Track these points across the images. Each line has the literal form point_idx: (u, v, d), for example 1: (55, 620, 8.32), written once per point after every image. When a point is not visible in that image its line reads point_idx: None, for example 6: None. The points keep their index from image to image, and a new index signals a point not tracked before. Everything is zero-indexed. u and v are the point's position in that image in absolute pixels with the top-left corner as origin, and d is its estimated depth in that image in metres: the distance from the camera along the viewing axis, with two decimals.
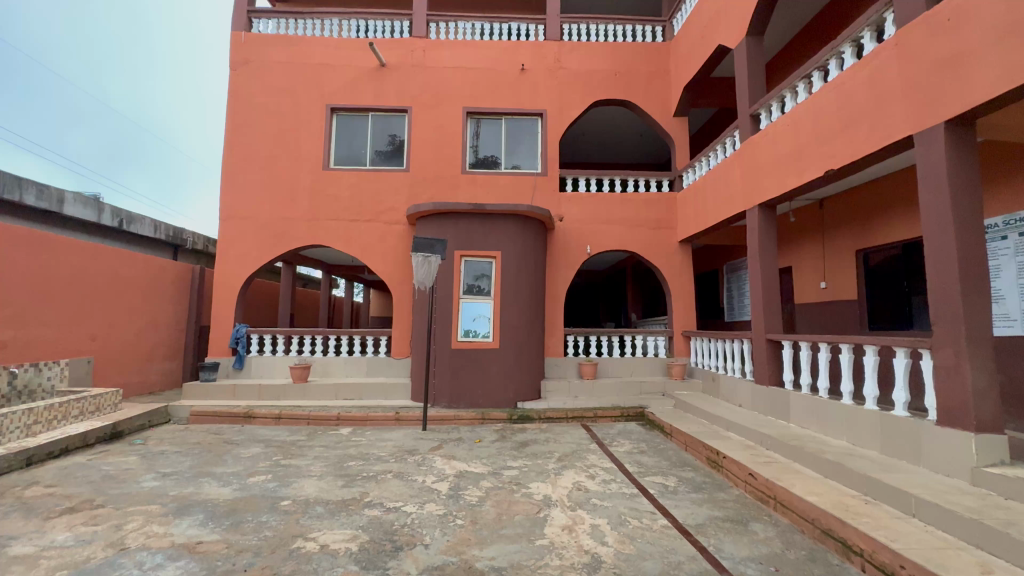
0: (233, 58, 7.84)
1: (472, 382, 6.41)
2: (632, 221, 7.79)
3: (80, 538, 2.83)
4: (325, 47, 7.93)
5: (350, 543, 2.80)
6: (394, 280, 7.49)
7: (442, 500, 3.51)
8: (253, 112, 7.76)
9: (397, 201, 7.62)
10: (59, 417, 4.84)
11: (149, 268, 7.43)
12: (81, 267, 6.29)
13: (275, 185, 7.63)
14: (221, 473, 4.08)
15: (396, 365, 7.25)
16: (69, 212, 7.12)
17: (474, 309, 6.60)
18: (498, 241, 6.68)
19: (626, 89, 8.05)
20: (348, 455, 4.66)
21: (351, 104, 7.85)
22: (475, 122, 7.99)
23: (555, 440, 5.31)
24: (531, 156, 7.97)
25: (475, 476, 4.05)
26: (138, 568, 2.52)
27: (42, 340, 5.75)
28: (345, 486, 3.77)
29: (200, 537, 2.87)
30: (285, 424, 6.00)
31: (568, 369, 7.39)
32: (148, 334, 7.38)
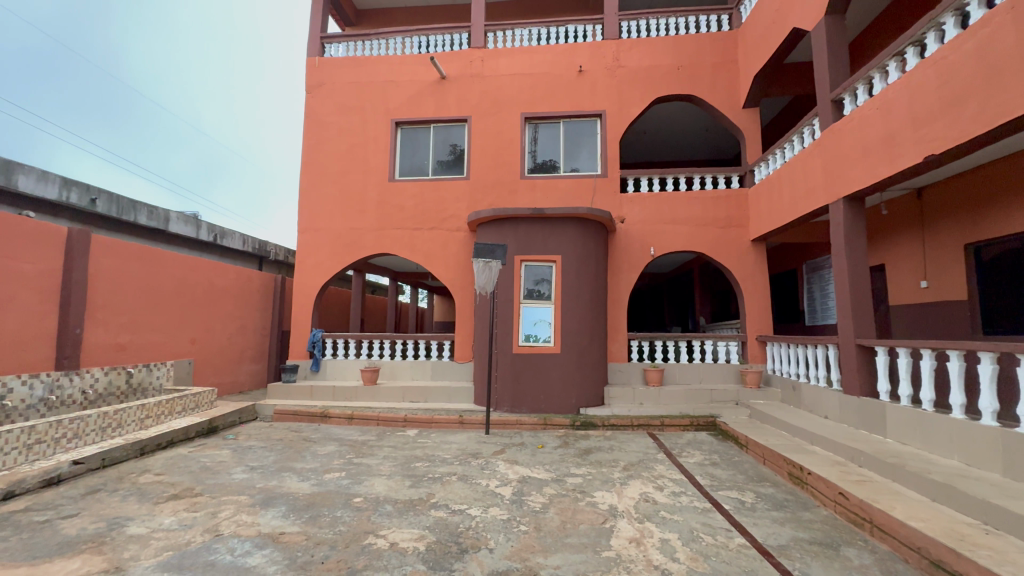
0: (309, 82, 8.45)
1: (534, 387, 6.40)
2: (699, 220, 7.44)
3: (182, 522, 3.13)
4: (390, 65, 8.33)
5: (417, 543, 2.88)
6: (456, 286, 7.67)
7: (506, 505, 3.51)
8: (326, 130, 8.31)
9: (458, 209, 7.81)
10: (166, 412, 5.43)
11: (239, 278, 8.15)
12: (184, 278, 7.03)
13: (347, 198, 8.10)
14: (301, 469, 4.36)
15: (459, 369, 7.40)
16: (173, 229, 7.99)
17: (535, 314, 6.59)
18: (558, 245, 6.63)
19: (690, 83, 7.73)
20: (415, 456, 4.81)
21: (415, 117, 8.17)
22: (533, 127, 8.01)
23: (620, 448, 5.16)
24: (591, 158, 7.86)
25: (538, 482, 4.02)
26: (230, 553, 2.74)
27: (152, 343, 6.48)
28: (412, 486, 3.89)
29: (282, 528, 3.08)
30: (357, 425, 6.31)
31: (633, 374, 7.16)
32: (238, 338, 8.10)
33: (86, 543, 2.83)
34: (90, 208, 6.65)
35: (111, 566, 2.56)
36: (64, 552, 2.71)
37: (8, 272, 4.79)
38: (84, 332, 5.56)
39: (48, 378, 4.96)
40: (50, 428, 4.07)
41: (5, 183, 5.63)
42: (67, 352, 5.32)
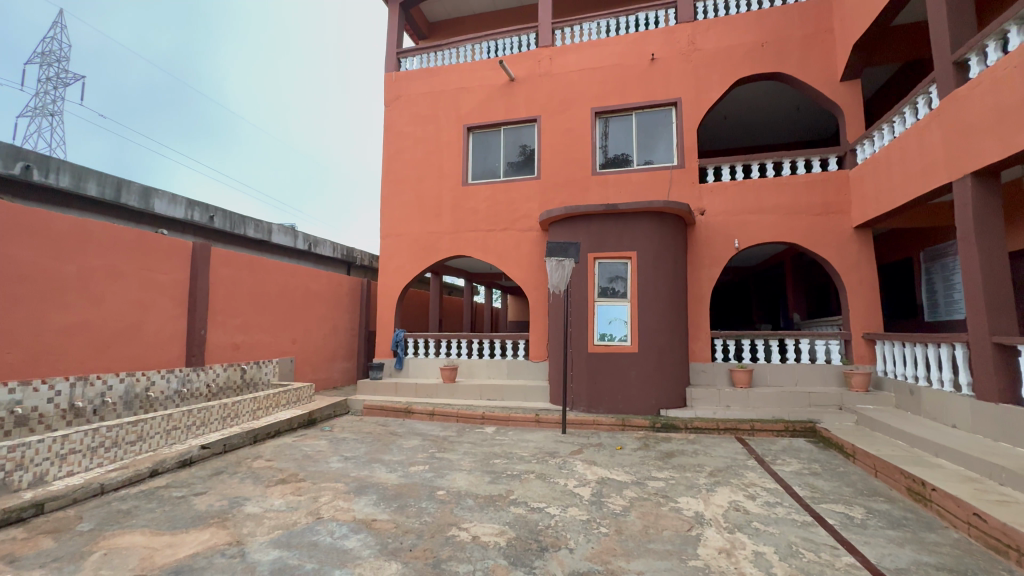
0: (388, 96, 8.97)
1: (611, 387, 6.27)
2: (790, 208, 6.84)
3: (290, 504, 3.47)
4: (461, 73, 8.59)
5: (498, 538, 2.94)
6: (529, 285, 7.72)
7: (585, 505, 3.47)
8: (404, 140, 8.76)
9: (529, 208, 7.86)
10: (273, 405, 6.05)
11: (331, 283, 8.86)
12: (285, 284, 7.78)
13: (424, 204, 8.48)
14: (389, 461, 4.65)
15: (535, 368, 7.45)
16: (275, 240, 8.87)
17: (610, 312, 6.45)
18: (633, 241, 6.44)
19: (776, 60, 7.14)
20: (494, 453, 4.92)
21: (485, 121, 8.35)
22: (604, 121, 7.84)
23: (705, 452, 4.90)
24: (666, 149, 7.54)
25: (618, 484, 3.93)
26: (330, 535, 2.98)
27: (262, 343, 7.25)
28: (492, 482, 3.98)
29: (374, 515, 3.29)
30: (439, 421, 6.58)
31: (718, 375, 6.75)
32: (331, 338, 8.80)
33: (213, 518, 3.23)
34: (209, 225, 7.58)
35: (234, 540, 2.90)
36: (196, 525, 3.11)
37: (149, 282, 5.59)
38: (206, 333, 6.35)
39: (182, 372, 5.82)
40: (183, 417, 4.70)
41: (145, 207, 6.59)
42: (194, 351, 6.12)
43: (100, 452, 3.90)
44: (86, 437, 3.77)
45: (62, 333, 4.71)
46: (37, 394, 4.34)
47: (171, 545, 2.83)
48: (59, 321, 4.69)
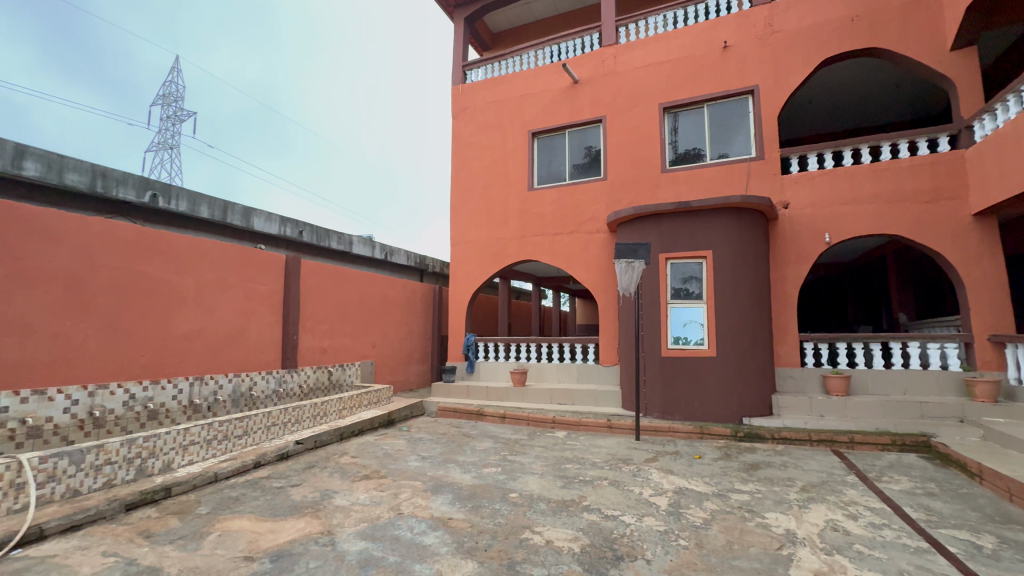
0: (456, 108, 9.29)
1: (688, 394, 5.98)
2: (891, 196, 6.16)
3: (373, 499, 3.69)
4: (524, 80, 8.70)
5: (572, 544, 2.92)
6: (598, 287, 7.61)
7: (662, 515, 3.35)
8: (471, 150, 9.02)
9: (597, 210, 7.76)
10: (356, 405, 6.47)
11: (406, 290, 9.31)
12: (365, 291, 8.30)
13: (491, 210, 8.67)
14: (463, 461, 4.79)
15: (606, 372, 7.31)
16: (355, 251, 9.50)
17: (685, 315, 6.17)
18: (708, 239, 6.12)
19: (869, 34, 6.49)
20: (565, 457, 4.89)
21: (550, 125, 8.37)
22: (673, 116, 7.55)
23: (797, 465, 4.52)
24: (743, 141, 7.10)
25: (697, 495, 3.74)
26: (410, 530, 3.13)
27: (346, 346, 7.79)
28: (564, 487, 3.96)
29: (450, 514, 3.41)
30: (510, 424, 6.66)
31: (809, 381, 6.21)
32: (407, 342, 9.25)
33: (308, 508, 3.52)
34: (299, 239, 8.28)
35: (325, 529, 3.14)
36: (294, 513, 3.40)
37: (251, 292, 6.23)
38: (298, 338, 6.95)
39: (279, 373, 6.41)
40: (281, 414, 5.18)
41: (246, 225, 7.35)
42: (288, 354, 6.72)
43: (214, 444, 4.40)
44: (203, 430, 4.27)
45: (182, 338, 5.38)
46: (165, 391, 5.00)
47: (272, 530, 3.12)
48: (182, 328, 5.38)
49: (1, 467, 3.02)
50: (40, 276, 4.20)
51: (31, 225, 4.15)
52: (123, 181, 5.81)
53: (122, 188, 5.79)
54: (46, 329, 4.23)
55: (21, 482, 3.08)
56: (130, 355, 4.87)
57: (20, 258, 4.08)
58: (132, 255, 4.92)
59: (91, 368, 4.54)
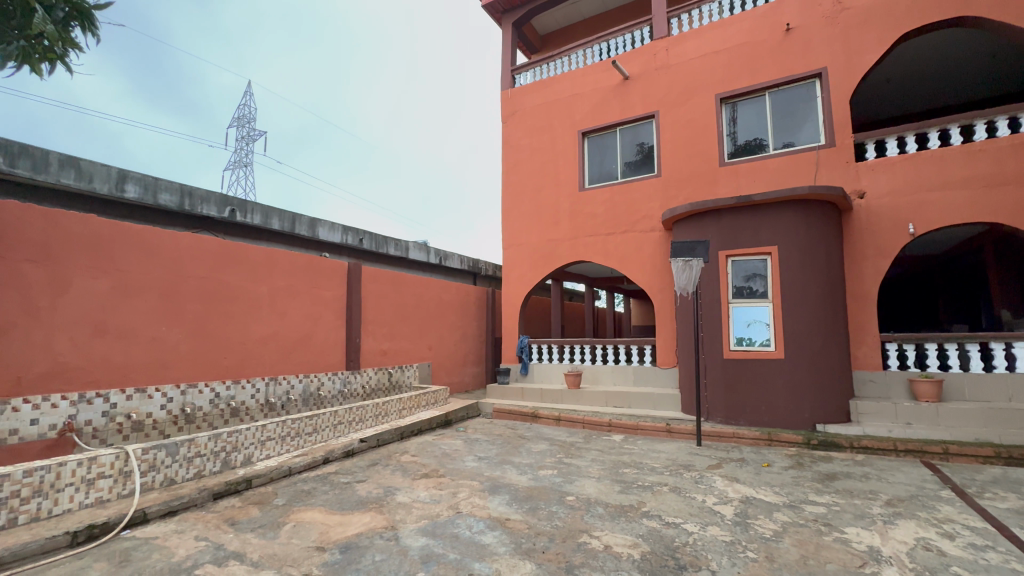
0: (505, 112, 9.39)
1: (753, 398, 5.68)
2: (987, 180, 5.53)
3: (433, 497, 3.80)
4: (574, 80, 8.64)
5: (632, 550, 2.86)
6: (653, 287, 7.41)
7: (728, 525, 3.19)
8: (521, 153, 9.08)
9: (651, 208, 7.56)
10: (415, 406, 6.70)
11: (460, 293, 9.52)
12: (422, 295, 8.57)
13: (542, 212, 8.68)
14: (519, 463, 4.82)
15: (664, 375, 7.09)
16: (412, 256, 9.82)
17: (748, 314, 5.86)
18: (773, 234, 5.78)
19: (956, 2, 5.87)
20: (623, 462, 4.79)
21: (601, 124, 8.26)
22: (732, 106, 7.21)
23: (879, 477, 4.16)
24: (810, 128, 6.65)
25: (766, 505, 3.53)
26: (469, 529, 3.20)
27: (404, 349, 8.09)
28: (622, 491, 3.88)
29: (508, 514, 3.45)
30: (565, 426, 6.62)
31: (893, 386, 5.70)
32: (462, 344, 9.45)
33: (372, 503, 3.69)
34: (359, 246, 8.69)
35: (389, 524, 3.27)
36: (360, 508, 3.58)
37: (317, 298, 6.63)
38: (360, 341, 7.30)
39: (344, 374, 6.81)
40: (347, 413, 5.46)
41: (312, 235, 7.82)
42: (352, 356, 7.07)
43: (288, 440, 4.72)
44: (278, 427, 4.60)
45: (259, 342, 5.81)
46: (244, 390, 5.47)
47: (341, 523, 3.30)
48: (258, 332, 5.82)
49: (112, 457, 3.41)
50: (140, 287, 4.70)
51: (133, 241, 4.65)
52: (207, 199, 6.38)
53: (205, 205, 6.35)
54: (145, 333, 4.73)
55: (128, 470, 3.48)
56: (215, 357, 5.33)
57: (124, 270, 4.58)
58: (215, 265, 5.38)
59: (183, 370, 5.02)
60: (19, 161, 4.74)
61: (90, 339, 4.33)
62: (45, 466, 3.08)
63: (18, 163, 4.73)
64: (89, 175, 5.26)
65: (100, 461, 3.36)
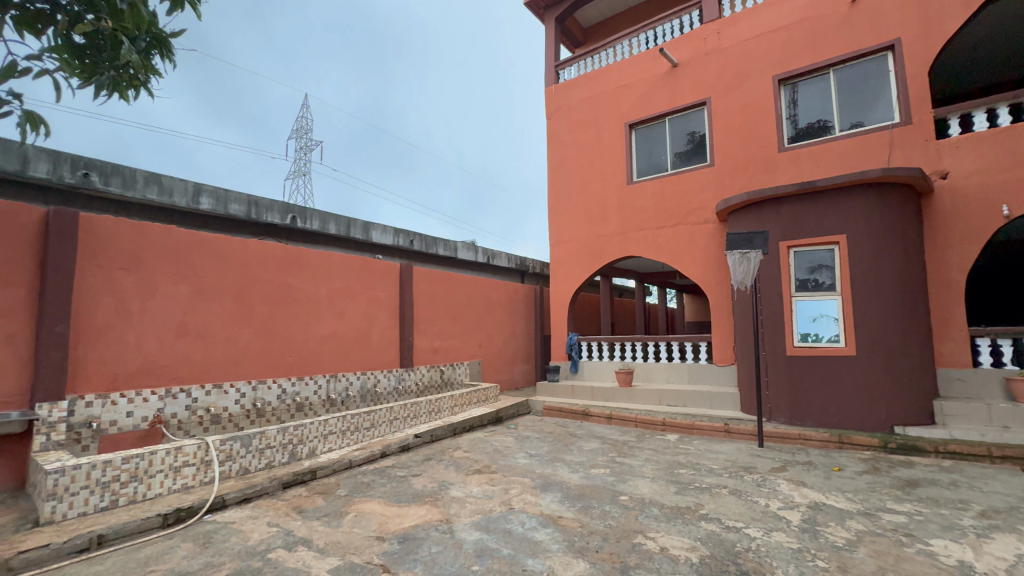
0: (550, 109, 9.35)
1: (821, 397, 5.33)
2: None
3: (486, 493, 3.86)
4: (619, 71, 8.45)
5: (690, 553, 2.77)
6: (708, 282, 7.11)
7: (794, 532, 3.02)
8: (567, 148, 9.01)
9: (703, 199, 7.26)
10: (466, 403, 6.83)
11: (508, 291, 9.59)
12: (471, 293, 8.71)
13: (589, 208, 8.57)
14: (570, 461, 4.79)
15: (721, 373, 6.80)
16: (460, 255, 10.00)
17: (815, 309, 5.49)
18: (840, 222, 5.39)
19: None
20: (678, 462, 4.64)
21: (649, 115, 8.04)
22: (791, 88, 6.78)
23: (971, 486, 3.77)
24: (882, 106, 6.13)
25: (838, 513, 3.30)
26: (522, 525, 3.22)
27: (455, 346, 8.26)
28: (678, 492, 3.76)
29: (560, 512, 3.44)
30: (617, 425, 6.50)
31: (986, 385, 5.15)
32: (510, 342, 9.52)
33: (427, 497, 3.80)
34: (410, 247, 8.95)
35: (444, 517, 3.37)
36: (416, 501, 3.70)
37: (372, 298, 6.90)
38: (413, 340, 7.53)
39: (398, 371, 7.12)
40: (402, 409, 5.66)
41: (366, 238, 8.15)
42: (405, 354, 7.30)
43: (348, 434, 4.95)
44: (338, 422, 4.84)
45: (320, 340, 6.13)
46: (307, 386, 5.86)
47: (399, 515, 3.42)
48: (319, 331, 6.14)
49: (195, 447, 3.73)
50: (215, 290, 5.09)
51: (207, 248, 5.04)
52: (271, 207, 6.81)
53: (269, 213, 6.79)
54: (220, 333, 5.11)
55: (209, 459, 3.79)
56: (281, 355, 5.68)
57: (201, 276, 4.98)
58: (280, 269, 5.73)
59: (254, 367, 5.38)
60: (112, 179, 5.27)
61: (173, 339, 4.74)
62: (139, 454, 3.43)
63: (111, 182, 5.26)
64: (170, 189, 5.75)
65: (185, 451, 3.68)
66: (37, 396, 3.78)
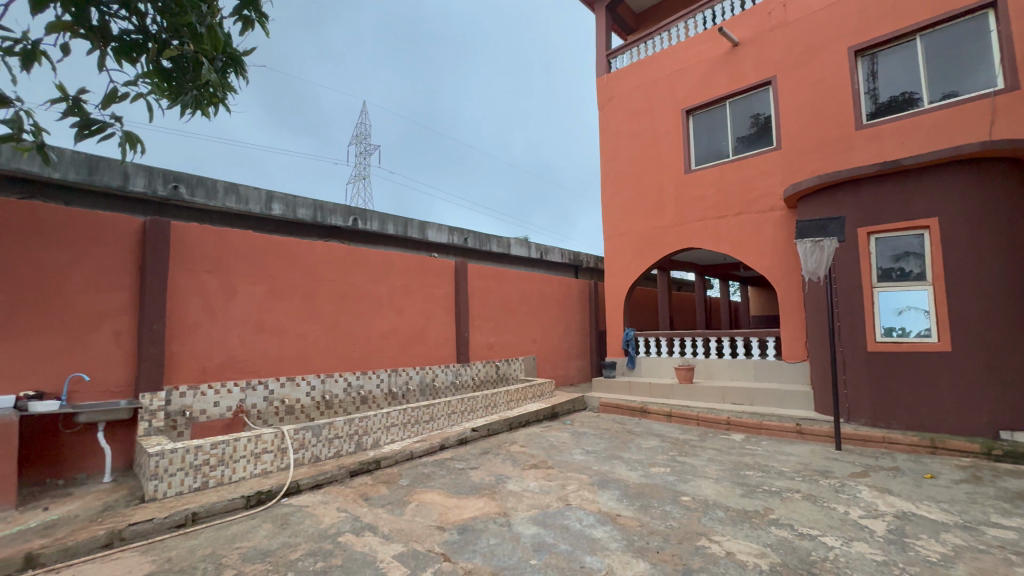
0: (602, 100, 9.15)
1: (908, 397, 4.86)
2: None
3: (543, 488, 3.86)
4: (675, 55, 8.11)
5: (759, 560, 2.62)
6: (776, 273, 6.69)
7: (879, 543, 2.78)
8: (620, 139, 8.78)
9: (769, 185, 6.83)
10: (522, 398, 6.88)
11: (562, 286, 9.53)
12: (525, 289, 8.74)
13: (644, 200, 8.31)
14: (628, 458, 4.69)
15: (791, 370, 6.37)
16: (513, 252, 10.06)
17: (900, 300, 5.02)
18: (931, 204, 4.87)
19: None
20: (745, 463, 4.41)
21: (707, 99, 7.67)
22: (870, 59, 6.20)
23: None
24: (982, 71, 5.45)
25: (932, 525, 3.00)
26: (579, 522, 3.20)
27: (509, 342, 8.34)
28: (745, 495, 3.58)
29: (619, 510, 3.38)
30: (677, 423, 6.30)
31: None
32: (565, 337, 9.46)
33: (485, 489, 3.87)
34: (464, 245, 9.13)
35: (501, 511, 3.41)
36: (474, 493, 3.78)
37: (429, 295, 7.10)
38: (469, 335, 7.68)
39: (454, 366, 7.31)
40: (459, 403, 5.80)
41: (423, 237, 8.40)
42: (462, 349, 7.47)
43: (409, 426, 5.14)
44: (400, 414, 5.05)
45: (381, 336, 6.41)
46: (371, 380, 6.16)
47: (458, 506, 3.51)
48: (381, 328, 6.42)
49: (272, 435, 4.02)
50: (287, 290, 5.45)
51: (280, 251, 5.41)
52: (334, 210, 7.19)
53: (333, 216, 7.17)
54: (293, 330, 5.47)
55: (284, 447, 4.07)
56: (347, 351, 5.99)
57: (275, 277, 5.36)
58: (344, 268, 6.03)
59: (323, 361, 5.72)
60: (197, 191, 5.79)
61: (252, 335, 5.14)
62: (225, 440, 3.75)
63: (196, 193, 5.78)
64: (246, 198, 6.23)
65: (264, 438, 3.97)
66: (141, 386, 4.25)
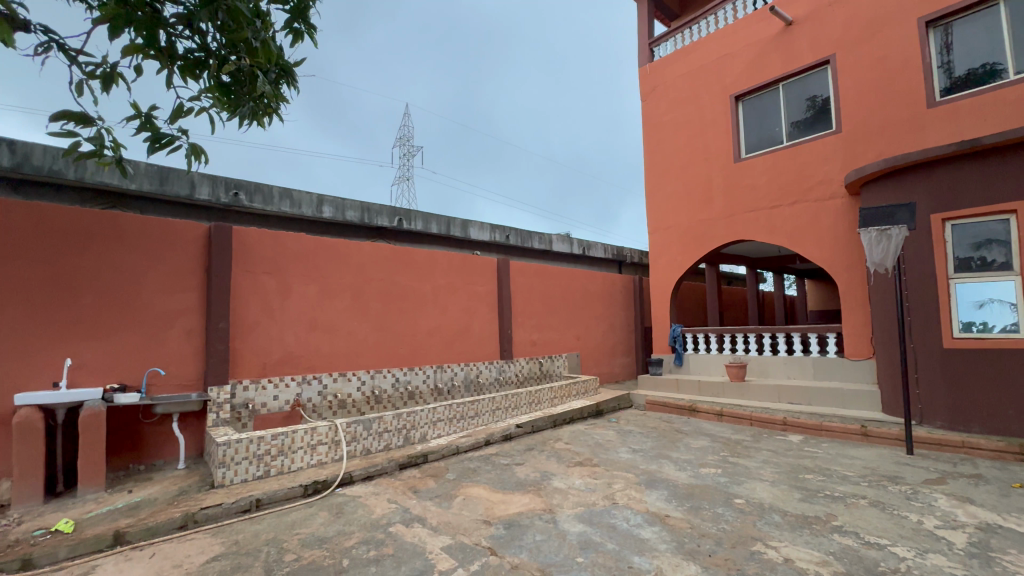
0: (645, 90, 8.90)
1: (992, 399, 4.44)
2: None
3: (588, 486, 3.83)
4: (722, 40, 7.77)
5: (820, 568, 2.49)
6: (836, 265, 6.29)
7: (958, 556, 2.56)
8: (664, 130, 8.52)
9: (828, 172, 6.43)
10: (566, 395, 6.84)
11: (605, 282, 9.38)
12: (568, 285, 8.68)
13: (691, 191, 8.03)
14: (677, 458, 4.57)
15: (855, 368, 5.98)
16: (556, 248, 10.01)
17: (982, 292, 4.59)
18: (1017, 186, 4.41)
19: None
20: (804, 466, 4.18)
21: (758, 83, 7.30)
22: (944, 30, 5.65)
23: None
24: None
25: (1021, 539, 2.73)
26: (626, 521, 3.15)
27: (552, 338, 8.31)
28: (804, 500, 3.39)
29: (667, 511, 3.29)
30: (729, 422, 6.07)
31: None
32: (609, 334, 9.33)
33: (530, 486, 3.88)
34: (506, 242, 9.17)
35: (547, 507, 3.41)
36: (520, 489, 3.80)
37: (472, 293, 7.19)
38: (512, 332, 7.72)
39: (498, 363, 7.37)
40: (503, 399, 5.84)
41: (465, 235, 8.52)
42: (505, 346, 7.52)
43: (454, 422, 5.24)
44: (446, 410, 5.15)
45: (427, 333, 6.56)
46: (417, 376, 6.31)
47: (504, 501, 3.54)
48: (426, 325, 6.56)
49: (326, 428, 4.21)
50: (339, 289, 5.69)
51: (331, 252, 5.65)
52: (380, 211, 7.42)
53: (380, 217, 7.40)
54: (344, 328, 5.71)
55: (338, 439, 4.26)
56: (394, 348, 6.18)
57: (326, 277, 5.60)
58: (390, 268, 6.22)
59: (372, 358, 5.93)
60: (255, 197, 6.15)
61: (307, 333, 5.40)
62: (284, 432, 3.97)
63: (254, 199, 6.13)
64: (299, 202, 6.54)
65: (319, 431, 4.17)
66: (210, 380, 4.57)
